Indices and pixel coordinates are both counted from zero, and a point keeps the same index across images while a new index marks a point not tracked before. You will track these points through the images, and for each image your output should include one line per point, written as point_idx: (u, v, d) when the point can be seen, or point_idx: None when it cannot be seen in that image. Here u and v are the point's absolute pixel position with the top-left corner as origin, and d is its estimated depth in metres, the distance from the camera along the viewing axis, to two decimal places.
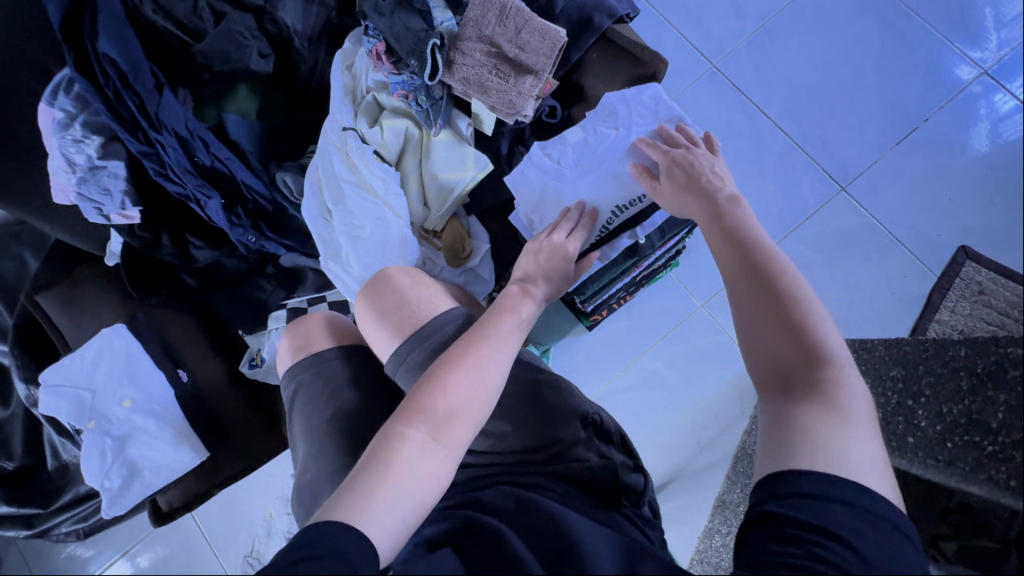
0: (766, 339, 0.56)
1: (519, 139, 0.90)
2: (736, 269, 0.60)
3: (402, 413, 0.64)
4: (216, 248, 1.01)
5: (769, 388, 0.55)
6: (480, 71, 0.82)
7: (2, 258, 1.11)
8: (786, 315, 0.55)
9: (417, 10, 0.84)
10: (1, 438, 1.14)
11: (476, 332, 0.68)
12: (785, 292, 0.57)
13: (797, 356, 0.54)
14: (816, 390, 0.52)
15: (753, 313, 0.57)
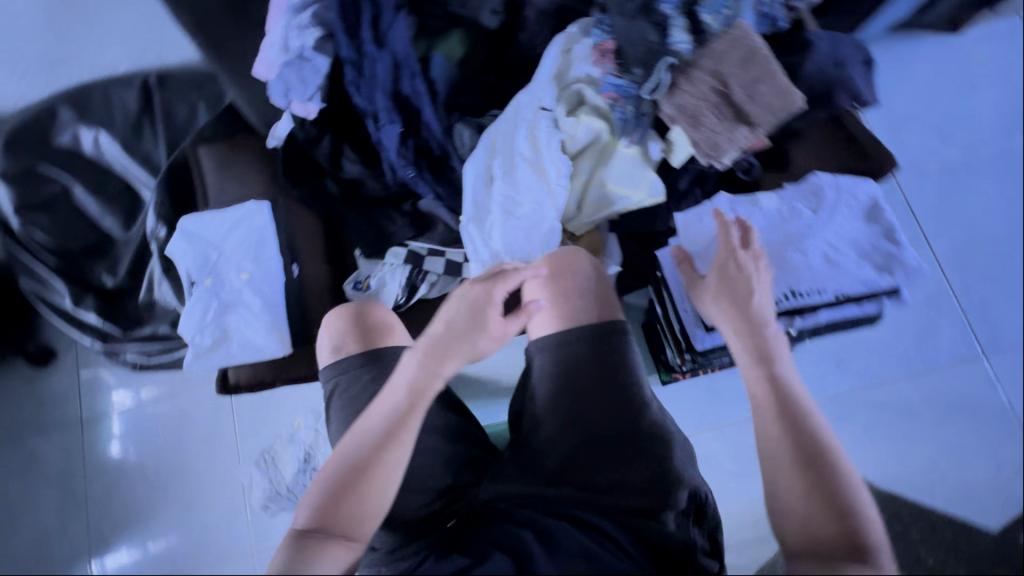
0: (802, 506, 0.57)
1: (699, 182, 0.87)
2: (774, 429, 0.62)
3: (347, 442, 0.68)
4: (367, 167, 1.03)
5: (800, 558, 0.55)
6: (700, 104, 0.80)
7: (181, 101, 1.19)
8: (813, 480, 0.58)
9: (657, 23, 0.84)
10: (111, 255, 1.22)
11: (418, 364, 0.73)
12: (812, 451, 0.59)
13: (831, 526, 0.55)
14: (847, 555, 0.53)
15: (789, 480, 0.59)
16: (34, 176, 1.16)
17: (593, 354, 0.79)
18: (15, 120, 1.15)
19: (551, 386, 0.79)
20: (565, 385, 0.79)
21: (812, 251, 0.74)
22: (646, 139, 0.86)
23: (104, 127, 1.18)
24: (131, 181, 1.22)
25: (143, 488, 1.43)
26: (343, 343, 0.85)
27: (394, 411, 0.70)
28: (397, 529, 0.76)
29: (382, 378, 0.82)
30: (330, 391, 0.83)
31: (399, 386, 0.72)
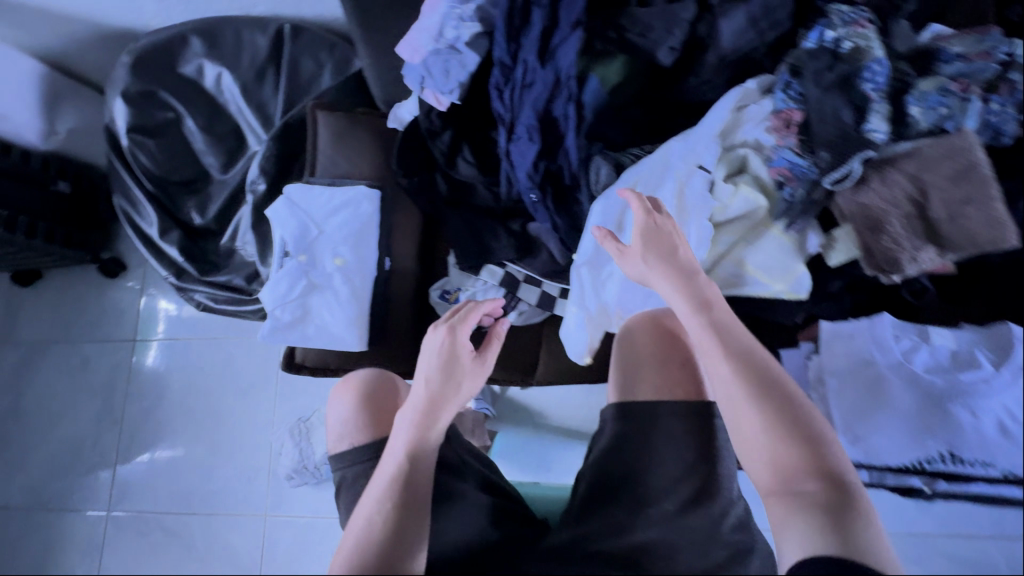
0: (770, 459, 0.54)
1: (851, 289, 0.77)
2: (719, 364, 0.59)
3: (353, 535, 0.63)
4: (481, 173, 0.96)
5: (775, 497, 0.53)
6: (888, 210, 0.69)
7: (308, 57, 1.15)
8: (765, 402, 0.55)
9: (854, 102, 0.75)
10: (205, 194, 1.21)
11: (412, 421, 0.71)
12: (771, 381, 0.57)
13: (796, 449, 0.53)
14: (817, 477, 0.52)
15: (739, 409, 0.56)
16: (154, 101, 1.17)
17: (677, 432, 0.71)
18: (147, 40, 1.13)
19: (622, 459, 0.71)
20: (637, 460, 0.71)
21: (986, 414, 0.62)
22: (806, 228, 0.76)
23: (228, 67, 1.15)
24: (242, 125, 1.20)
25: (176, 420, 1.44)
26: (348, 430, 0.79)
27: (399, 475, 0.67)
28: None
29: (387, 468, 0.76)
30: (338, 483, 0.77)
31: (397, 448, 0.70)
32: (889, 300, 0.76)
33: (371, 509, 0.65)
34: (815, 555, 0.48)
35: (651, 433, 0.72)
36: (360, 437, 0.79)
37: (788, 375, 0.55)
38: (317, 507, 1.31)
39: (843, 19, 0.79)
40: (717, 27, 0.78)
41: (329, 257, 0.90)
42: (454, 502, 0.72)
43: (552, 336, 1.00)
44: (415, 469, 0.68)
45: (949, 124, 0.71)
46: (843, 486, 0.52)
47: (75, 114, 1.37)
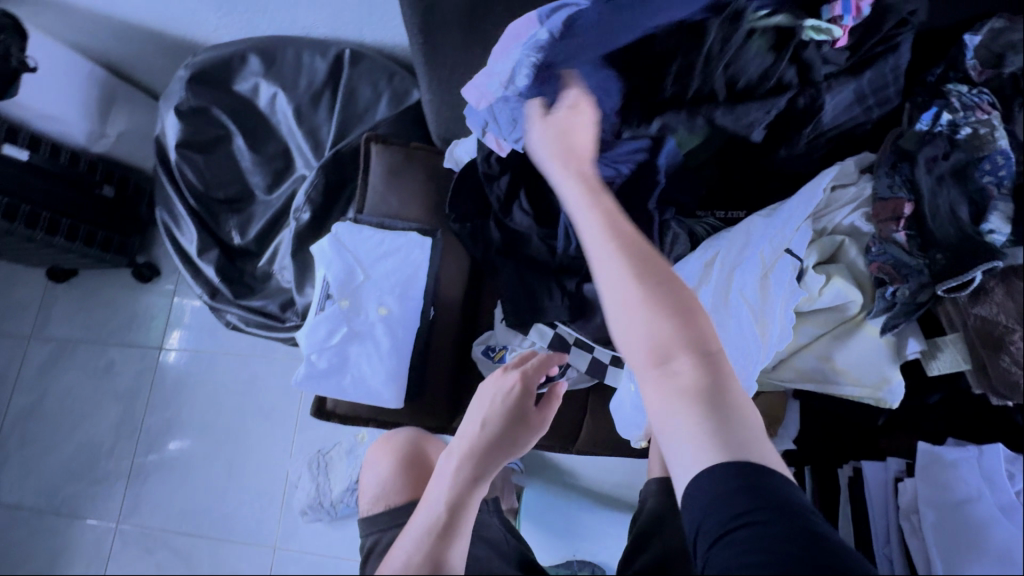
0: (650, 338, 0.50)
1: (948, 399, 0.70)
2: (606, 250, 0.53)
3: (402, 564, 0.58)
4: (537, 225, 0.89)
5: (654, 382, 0.50)
6: (1012, 327, 0.60)
7: (366, 83, 1.12)
8: (654, 294, 0.51)
9: (970, 197, 0.67)
10: (247, 214, 1.18)
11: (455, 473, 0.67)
12: (648, 265, 0.52)
13: (673, 332, 0.50)
14: (689, 356, 0.50)
15: (625, 299, 0.51)
16: (207, 117, 1.15)
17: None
18: (206, 56, 1.11)
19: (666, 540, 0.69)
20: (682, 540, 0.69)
21: None
22: (906, 331, 0.69)
23: (284, 88, 1.12)
24: (292, 148, 1.17)
25: (193, 435, 1.40)
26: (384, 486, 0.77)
27: (435, 529, 0.61)
28: None
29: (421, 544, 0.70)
30: (370, 547, 0.72)
31: (436, 496, 0.65)
32: (1000, 425, 0.67)
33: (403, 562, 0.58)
34: (726, 461, 0.47)
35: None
36: (397, 498, 0.76)
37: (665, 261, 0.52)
38: (326, 546, 1.25)
39: (962, 101, 0.69)
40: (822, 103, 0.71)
41: (373, 306, 0.86)
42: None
43: (599, 404, 0.93)
44: (454, 522, 0.63)
45: None
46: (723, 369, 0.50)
47: (126, 119, 1.36)
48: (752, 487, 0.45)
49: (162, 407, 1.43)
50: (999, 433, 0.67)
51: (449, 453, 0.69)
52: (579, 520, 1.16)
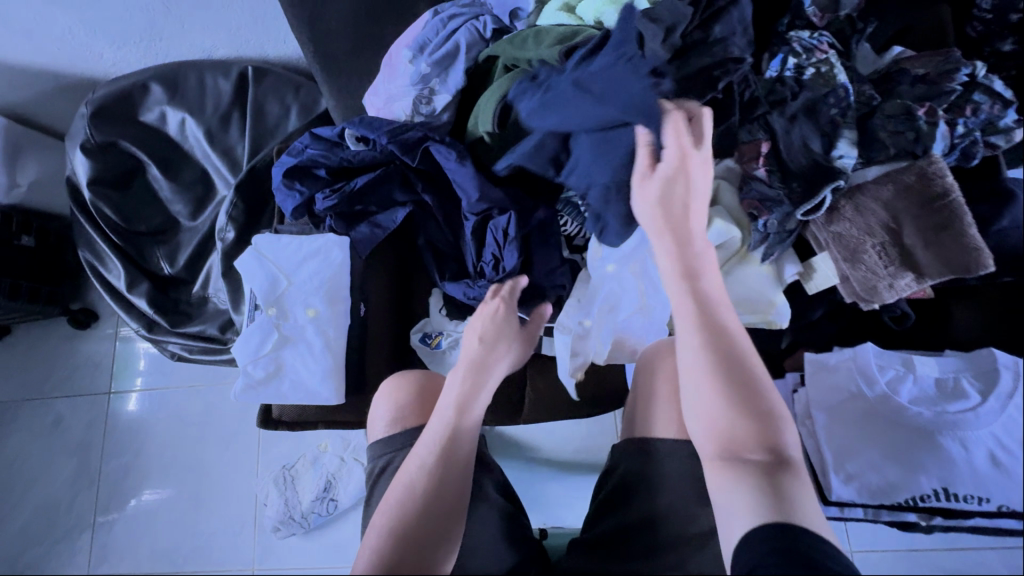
0: (734, 425, 0.56)
1: (834, 314, 0.76)
2: (697, 343, 0.60)
3: (406, 491, 0.59)
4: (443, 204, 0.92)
5: (720, 467, 0.56)
6: (862, 238, 0.69)
7: (274, 98, 1.13)
8: (734, 395, 0.56)
9: (822, 130, 0.74)
10: (174, 243, 1.18)
11: (466, 380, 0.67)
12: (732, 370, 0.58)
13: (747, 427, 0.55)
14: (761, 451, 0.54)
15: (704, 387, 0.58)
16: (116, 152, 1.14)
17: (669, 460, 0.70)
18: (106, 90, 1.11)
19: (627, 508, 0.71)
20: (642, 509, 0.70)
21: (976, 444, 0.59)
22: (783, 257, 0.76)
23: (191, 112, 1.13)
24: (209, 171, 1.17)
25: (157, 474, 1.39)
26: (404, 412, 0.73)
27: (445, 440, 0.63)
28: None
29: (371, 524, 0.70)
30: (381, 470, 0.70)
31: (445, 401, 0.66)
32: (871, 324, 0.76)
33: (427, 461, 0.61)
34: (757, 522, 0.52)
35: (650, 482, 0.71)
36: (414, 422, 0.73)
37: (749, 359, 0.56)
38: (305, 558, 1.25)
39: (803, 45, 0.77)
40: (692, 50, 0.73)
41: (301, 309, 0.87)
42: None
43: (537, 372, 0.97)
44: (472, 421, 0.65)
45: (919, 147, 0.70)
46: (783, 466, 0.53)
47: (37, 166, 1.33)
48: (787, 545, 0.49)
49: (117, 452, 1.40)
50: (871, 331, 0.76)
51: (457, 366, 0.68)
52: (544, 489, 1.21)
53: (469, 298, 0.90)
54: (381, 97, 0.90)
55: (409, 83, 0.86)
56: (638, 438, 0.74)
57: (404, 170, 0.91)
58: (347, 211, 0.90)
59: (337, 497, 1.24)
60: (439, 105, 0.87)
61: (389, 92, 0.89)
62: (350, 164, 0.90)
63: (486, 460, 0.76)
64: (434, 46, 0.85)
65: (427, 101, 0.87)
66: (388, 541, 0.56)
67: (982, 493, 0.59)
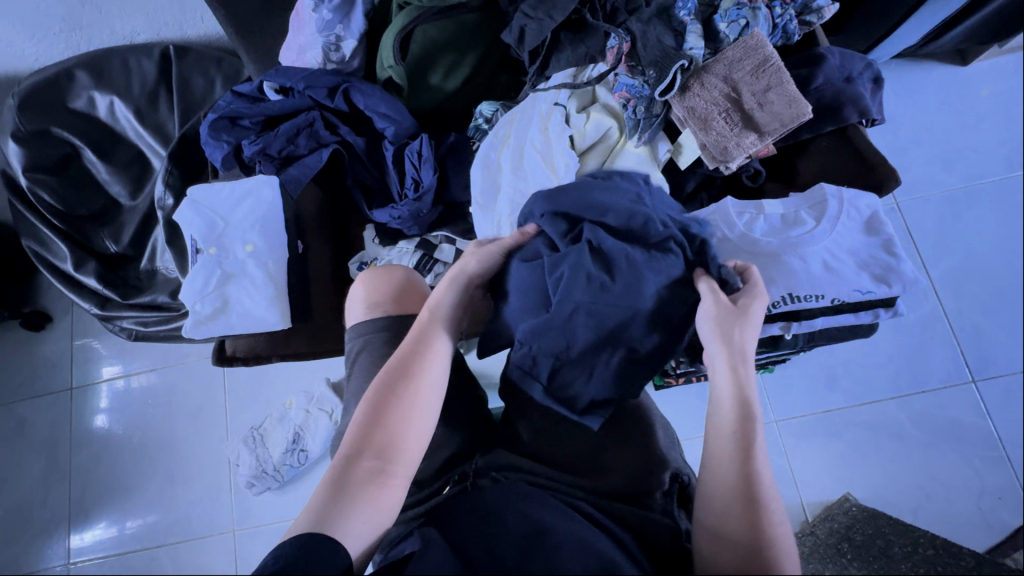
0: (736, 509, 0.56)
1: (705, 185, 0.89)
2: (726, 488, 0.57)
3: (389, 378, 0.66)
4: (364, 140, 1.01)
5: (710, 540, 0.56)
6: (711, 108, 0.81)
7: (198, 73, 1.20)
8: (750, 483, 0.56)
9: (673, 29, 0.86)
10: (117, 222, 1.23)
11: (448, 288, 0.73)
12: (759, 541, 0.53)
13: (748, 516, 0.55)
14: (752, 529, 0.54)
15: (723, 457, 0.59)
16: (48, 139, 1.18)
17: None
18: (31, 81, 1.16)
19: None
20: None
21: (813, 257, 0.74)
22: (655, 140, 0.88)
23: (119, 94, 1.18)
24: (143, 150, 1.22)
25: (129, 460, 1.42)
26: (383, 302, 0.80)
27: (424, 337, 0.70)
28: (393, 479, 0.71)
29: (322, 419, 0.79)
30: (357, 350, 0.78)
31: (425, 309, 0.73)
32: (734, 187, 0.89)
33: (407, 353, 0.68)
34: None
35: None
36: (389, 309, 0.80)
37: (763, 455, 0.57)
38: (281, 511, 1.31)
39: None
40: None
41: (240, 247, 0.95)
42: None
43: None
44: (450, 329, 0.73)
45: (747, 29, 0.83)
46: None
47: None
48: None
49: (84, 443, 1.43)
50: (733, 192, 0.89)
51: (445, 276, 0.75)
52: None
53: (395, 220, 1.00)
54: (294, 48, 0.98)
55: (315, 31, 0.95)
56: None
57: (323, 114, 0.99)
58: (278, 155, 0.98)
59: (307, 448, 1.30)
60: (347, 49, 0.97)
61: (299, 43, 0.97)
62: (273, 113, 0.98)
63: None
64: None
65: (335, 49, 0.97)
66: (371, 411, 0.64)
67: (822, 292, 0.72)
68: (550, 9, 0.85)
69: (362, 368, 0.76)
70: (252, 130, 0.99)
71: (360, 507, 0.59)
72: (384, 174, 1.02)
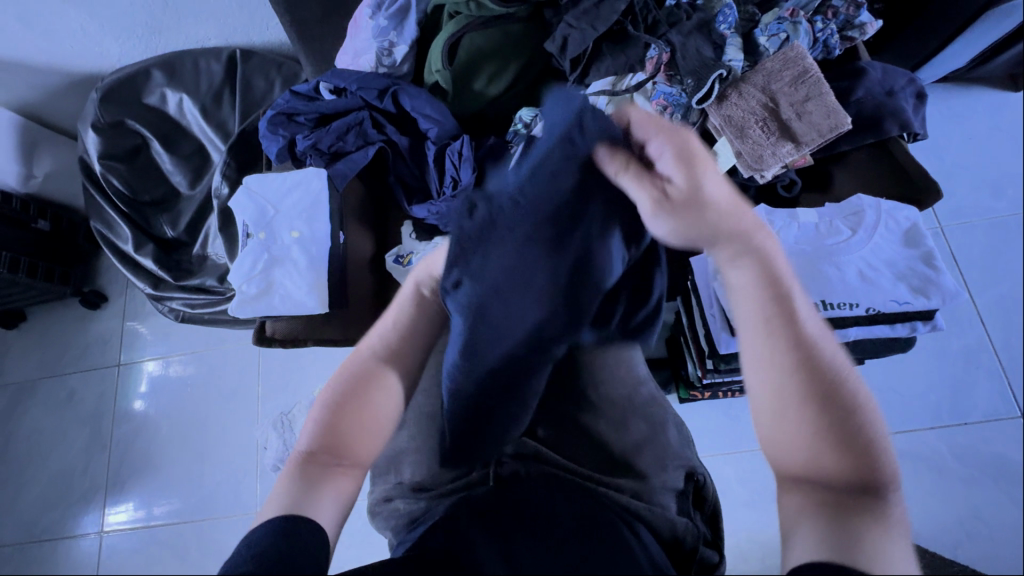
0: (809, 416, 0.48)
1: (740, 194, 0.88)
2: (797, 412, 0.49)
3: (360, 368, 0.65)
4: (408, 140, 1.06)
5: (796, 464, 0.49)
6: (748, 116, 0.83)
7: (260, 76, 1.29)
8: (807, 383, 0.49)
9: (713, 42, 0.87)
10: (175, 209, 1.32)
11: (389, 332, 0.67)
12: (861, 450, 0.47)
13: (820, 418, 0.48)
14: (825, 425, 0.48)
15: (769, 358, 0.51)
16: (122, 130, 1.29)
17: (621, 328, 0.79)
18: (114, 77, 1.27)
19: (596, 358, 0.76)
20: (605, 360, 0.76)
21: (847, 266, 0.74)
22: None
23: (188, 92, 1.28)
24: (205, 144, 1.32)
25: (164, 437, 1.47)
26: None
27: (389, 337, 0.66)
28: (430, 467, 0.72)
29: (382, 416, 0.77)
30: None
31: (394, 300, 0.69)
32: (768, 197, 0.89)
33: (364, 357, 0.65)
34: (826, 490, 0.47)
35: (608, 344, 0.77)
36: None
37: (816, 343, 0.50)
38: None
39: None
40: None
41: (287, 233, 1.01)
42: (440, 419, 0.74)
43: None
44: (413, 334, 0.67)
45: (785, 43, 0.84)
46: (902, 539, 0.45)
47: (52, 160, 1.47)
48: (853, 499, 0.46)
49: None
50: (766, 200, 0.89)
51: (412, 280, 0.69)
52: None
53: (434, 215, 1.05)
54: (349, 53, 1.06)
55: (371, 37, 1.02)
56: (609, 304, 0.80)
57: (372, 115, 1.05)
58: (327, 151, 1.04)
59: None
60: (399, 54, 1.04)
61: (354, 48, 1.04)
62: (326, 111, 1.05)
63: None
64: (390, 3, 1.02)
65: (388, 54, 1.04)
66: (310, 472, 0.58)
67: (856, 301, 0.71)
68: (594, 19, 0.90)
69: None
70: (306, 125, 1.06)
71: (322, 493, 0.58)
72: (426, 173, 1.07)
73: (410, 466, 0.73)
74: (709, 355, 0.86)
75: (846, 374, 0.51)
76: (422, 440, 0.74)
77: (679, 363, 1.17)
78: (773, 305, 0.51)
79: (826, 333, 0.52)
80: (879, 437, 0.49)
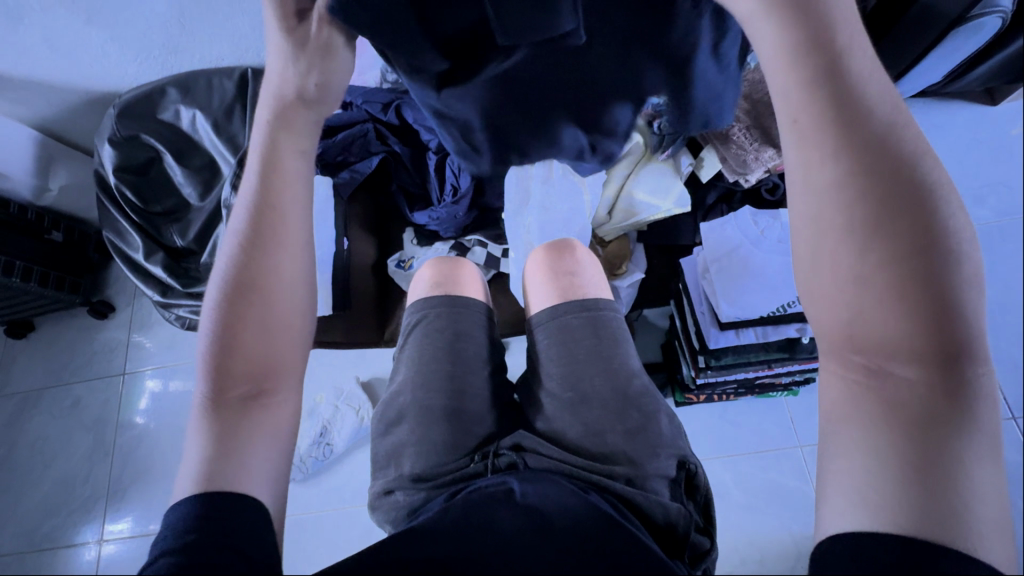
0: (878, 266, 0.39)
1: (725, 198, 0.99)
2: (845, 271, 0.40)
3: (231, 273, 0.51)
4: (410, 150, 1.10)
5: (844, 327, 0.41)
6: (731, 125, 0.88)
7: None
8: (878, 226, 0.39)
9: None
10: (185, 220, 1.37)
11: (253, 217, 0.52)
12: (938, 313, 0.38)
13: (896, 271, 0.38)
14: (899, 276, 0.38)
15: (820, 192, 0.41)
16: (137, 144, 1.35)
17: (612, 325, 0.81)
18: (131, 94, 1.32)
19: (592, 346, 0.78)
20: (602, 351, 0.78)
21: None
22: (678, 155, 0.96)
23: (200, 108, 1.34)
24: (215, 158, 1.38)
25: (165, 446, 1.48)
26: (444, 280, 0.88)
27: (257, 224, 0.52)
28: (432, 462, 0.73)
29: (387, 410, 0.80)
30: (417, 320, 0.84)
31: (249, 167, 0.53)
32: (752, 199, 0.98)
33: (234, 258, 0.52)
34: (899, 371, 0.39)
35: (600, 337, 0.79)
36: (438, 297, 0.86)
37: (894, 172, 0.39)
38: (302, 504, 1.34)
39: None
40: None
41: None
42: (439, 411, 0.76)
43: (499, 290, 1.12)
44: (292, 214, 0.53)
45: None
46: (978, 436, 0.37)
47: (68, 174, 1.53)
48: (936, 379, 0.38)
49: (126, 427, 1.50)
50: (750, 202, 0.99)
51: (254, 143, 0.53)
52: None
53: (434, 221, 1.09)
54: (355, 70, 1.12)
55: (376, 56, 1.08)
56: (595, 299, 0.82)
57: (376, 127, 1.10)
58: (331, 160, 1.09)
59: (333, 442, 1.36)
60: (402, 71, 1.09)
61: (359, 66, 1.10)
62: (332, 124, 1.10)
63: (466, 307, 0.85)
64: None
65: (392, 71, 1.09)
66: (220, 411, 0.49)
67: None
68: None
69: (419, 338, 0.82)
70: None
71: (246, 432, 0.49)
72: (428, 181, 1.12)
73: (409, 459, 0.74)
74: (701, 352, 0.88)
75: (934, 213, 0.39)
76: (420, 433, 0.75)
77: (674, 366, 1.20)
78: (830, 136, 0.41)
79: (915, 168, 0.40)
80: (971, 296, 0.38)
